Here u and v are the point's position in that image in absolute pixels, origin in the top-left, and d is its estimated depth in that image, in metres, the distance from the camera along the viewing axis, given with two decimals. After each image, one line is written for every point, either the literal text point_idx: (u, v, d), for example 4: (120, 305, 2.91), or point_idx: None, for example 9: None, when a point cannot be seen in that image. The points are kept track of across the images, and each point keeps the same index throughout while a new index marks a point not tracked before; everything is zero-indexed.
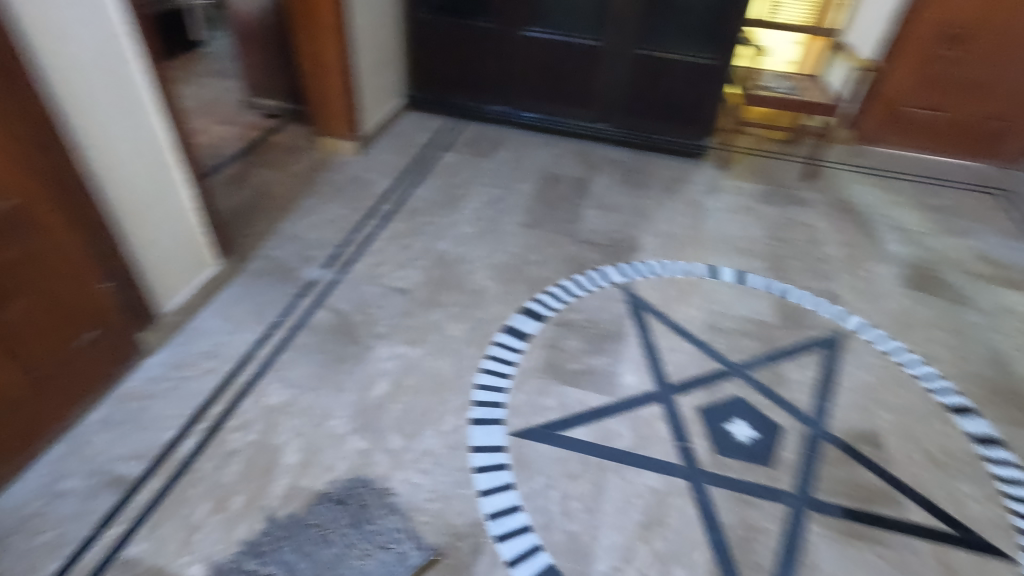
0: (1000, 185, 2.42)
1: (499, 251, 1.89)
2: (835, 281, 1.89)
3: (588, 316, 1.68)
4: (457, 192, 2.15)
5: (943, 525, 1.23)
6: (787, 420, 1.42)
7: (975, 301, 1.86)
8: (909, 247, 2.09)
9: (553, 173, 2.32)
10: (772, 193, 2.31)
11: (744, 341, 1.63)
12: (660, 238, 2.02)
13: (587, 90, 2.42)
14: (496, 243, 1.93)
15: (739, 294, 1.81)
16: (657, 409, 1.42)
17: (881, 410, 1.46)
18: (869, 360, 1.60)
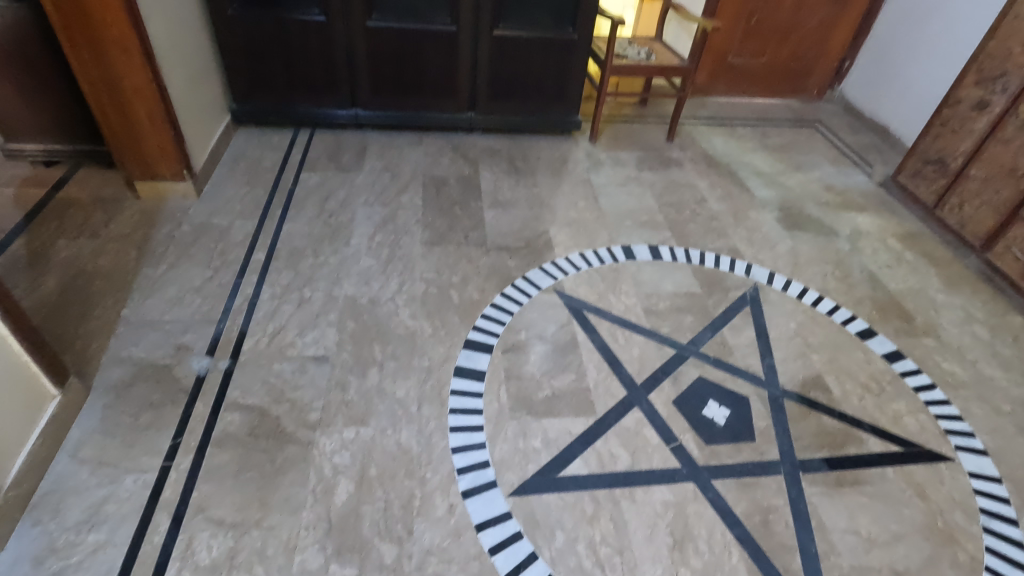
0: (812, 120, 2.86)
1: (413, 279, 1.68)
2: (732, 236, 2.00)
3: (534, 332, 1.56)
4: (341, 218, 1.87)
5: (895, 446, 1.38)
6: (748, 388, 1.48)
7: (837, 229, 2.10)
8: (774, 189, 2.29)
9: (435, 176, 2.12)
10: (648, 159, 2.38)
11: (684, 318, 1.66)
12: (569, 227, 1.96)
13: (449, 79, 2.21)
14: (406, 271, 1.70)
15: (660, 269, 1.83)
16: (638, 415, 1.38)
17: (812, 352, 1.60)
18: (786, 307, 1.73)
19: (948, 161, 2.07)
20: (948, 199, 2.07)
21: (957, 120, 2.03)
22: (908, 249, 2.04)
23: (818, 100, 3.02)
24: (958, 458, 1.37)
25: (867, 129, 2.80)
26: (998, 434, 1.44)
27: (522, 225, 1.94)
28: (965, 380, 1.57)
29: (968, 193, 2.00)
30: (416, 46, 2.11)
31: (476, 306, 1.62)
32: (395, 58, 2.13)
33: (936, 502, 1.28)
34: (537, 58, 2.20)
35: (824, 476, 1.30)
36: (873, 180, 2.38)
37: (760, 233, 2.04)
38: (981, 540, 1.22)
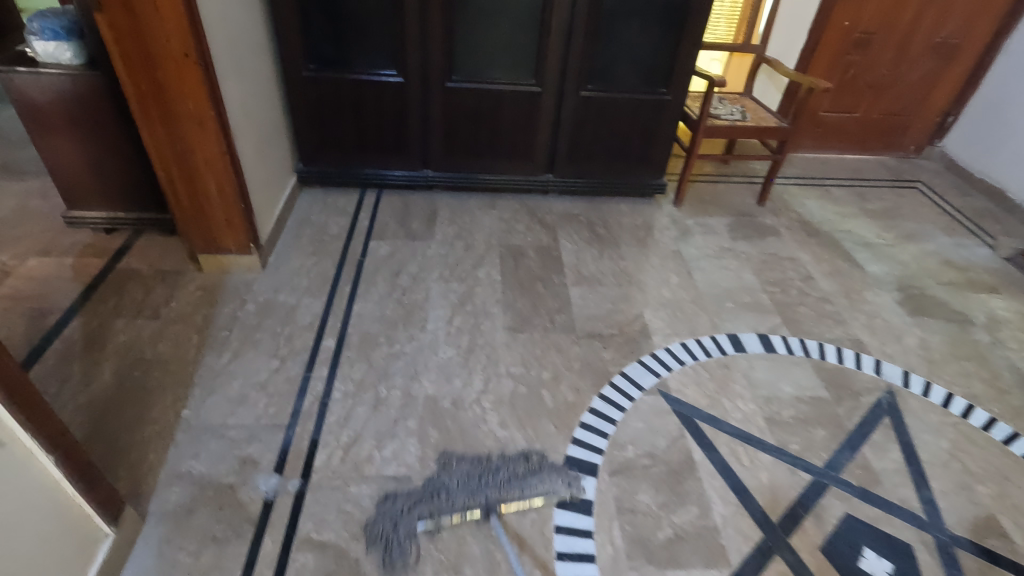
0: (913, 180, 2.61)
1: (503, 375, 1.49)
2: (850, 323, 1.76)
3: (642, 447, 1.35)
4: (415, 297, 1.70)
5: None
6: (907, 531, 1.23)
7: (970, 315, 1.84)
8: (887, 264, 2.04)
9: (512, 246, 1.95)
10: (740, 226, 2.17)
11: (814, 432, 1.42)
12: (665, 309, 1.75)
13: (527, 141, 2.06)
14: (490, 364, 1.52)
15: (775, 365, 1.60)
16: (780, 568, 1.15)
17: (976, 482, 1.34)
18: (931, 419, 1.48)
19: None
20: None
21: None
22: None
23: (915, 156, 2.77)
24: None
25: (977, 191, 2.53)
26: None
27: (612, 307, 1.74)
28: None
29: None
30: (496, 106, 1.96)
31: (573, 410, 1.41)
32: (472, 119, 1.99)
33: None
34: (624, 119, 2.03)
35: None
36: (998, 255, 2.12)
37: (882, 319, 1.79)
38: None
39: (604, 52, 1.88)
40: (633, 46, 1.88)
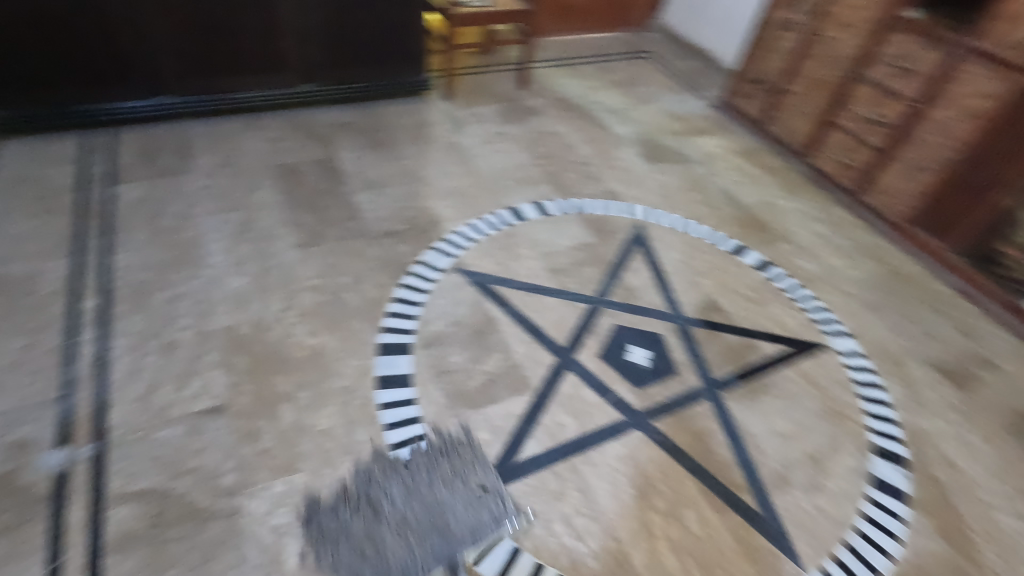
0: (643, 51, 2.98)
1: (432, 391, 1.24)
2: (606, 179, 2.05)
3: (448, 319, 1.48)
4: (186, 235, 1.57)
5: (785, 346, 1.56)
6: (658, 325, 1.57)
7: (692, 155, 2.26)
8: (630, 124, 2.38)
9: (287, 165, 1.86)
10: (507, 111, 2.32)
11: (586, 271, 1.69)
12: (451, 197, 1.86)
13: (275, 51, 1.94)
14: None
15: (551, 226, 1.82)
16: (572, 378, 1.40)
17: (701, 278, 1.73)
18: (669, 240, 1.84)
19: (767, 79, 2.29)
20: (773, 114, 2.30)
21: (770, 40, 2.25)
22: (750, 164, 2.25)
23: (644, 31, 3.16)
24: (832, 344, 1.59)
25: (691, 55, 3.00)
26: (852, 315, 1.69)
27: (401, 204, 1.80)
28: (818, 274, 1.82)
29: (788, 107, 2.22)
30: (226, 14, 1.81)
31: (379, 304, 1.48)
32: (203, 32, 1.81)
33: (826, 385, 1.48)
34: (371, 16, 2.01)
35: (739, 389, 1.43)
36: (708, 104, 2.58)
37: (630, 171, 2.11)
38: (861, 407, 1.44)
39: None
40: None
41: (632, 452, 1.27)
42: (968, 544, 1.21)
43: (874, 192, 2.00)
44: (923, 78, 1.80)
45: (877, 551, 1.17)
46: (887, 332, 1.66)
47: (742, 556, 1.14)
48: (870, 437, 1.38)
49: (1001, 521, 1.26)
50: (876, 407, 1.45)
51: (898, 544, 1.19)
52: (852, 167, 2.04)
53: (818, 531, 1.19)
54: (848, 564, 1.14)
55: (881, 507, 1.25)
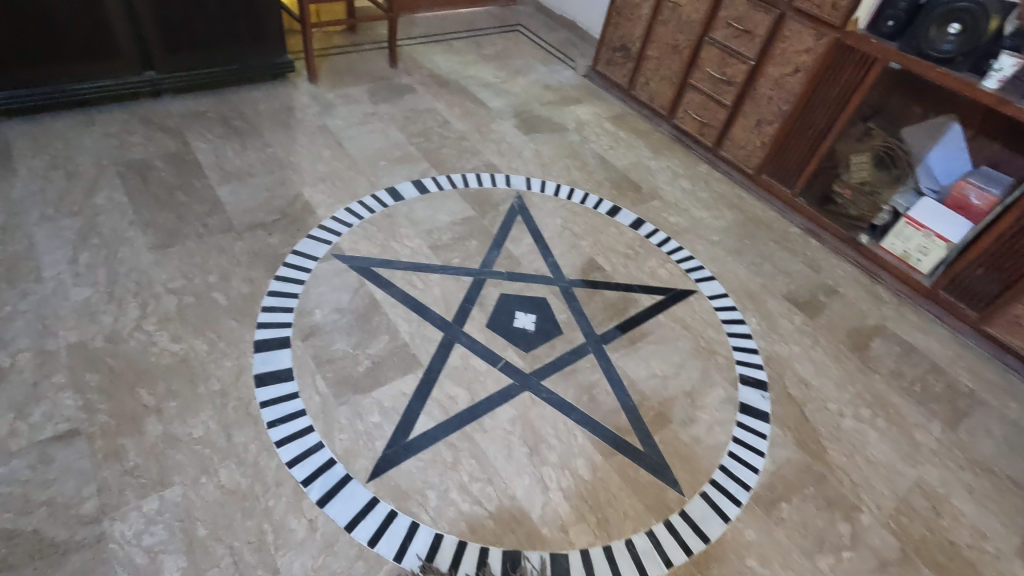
0: (514, 24, 3.00)
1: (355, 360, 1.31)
2: (484, 152, 2.06)
3: (329, 306, 1.43)
4: (14, 248, 1.39)
5: (660, 295, 1.67)
6: (542, 289, 1.62)
7: (566, 124, 2.32)
8: (505, 97, 2.40)
9: (132, 161, 1.69)
10: (378, 90, 2.25)
11: (469, 244, 1.70)
12: (323, 182, 1.78)
13: (101, 34, 1.73)
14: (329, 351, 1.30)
15: (430, 203, 1.81)
16: (460, 350, 1.41)
17: (580, 240, 1.79)
18: (549, 206, 1.89)
19: (629, 46, 2.38)
20: (637, 79, 2.41)
21: (628, 9, 2.33)
22: (621, 128, 2.35)
23: (514, 4, 3.18)
24: (700, 288, 1.73)
25: (560, 26, 3.06)
26: (716, 260, 1.84)
27: (269, 194, 1.70)
28: (686, 227, 1.95)
29: (649, 72, 2.34)
30: None
31: (251, 300, 1.40)
32: (2, 15, 1.57)
33: (697, 327, 1.60)
34: None
35: (620, 340, 1.52)
36: (578, 73, 2.66)
37: (507, 142, 2.14)
38: (728, 342, 1.58)
39: None
40: None
41: (524, 413, 1.31)
42: (819, 448, 1.38)
43: (730, 147, 2.15)
44: (759, 39, 1.93)
45: (749, 459, 1.31)
46: (748, 272, 1.83)
47: (630, 491, 1.22)
48: (736, 368, 1.52)
49: (844, 424, 1.44)
50: (741, 341, 1.59)
51: (763, 459, 1.32)
52: (709, 125, 2.19)
53: (695, 457, 1.30)
54: (722, 483, 1.26)
55: (748, 428, 1.38)
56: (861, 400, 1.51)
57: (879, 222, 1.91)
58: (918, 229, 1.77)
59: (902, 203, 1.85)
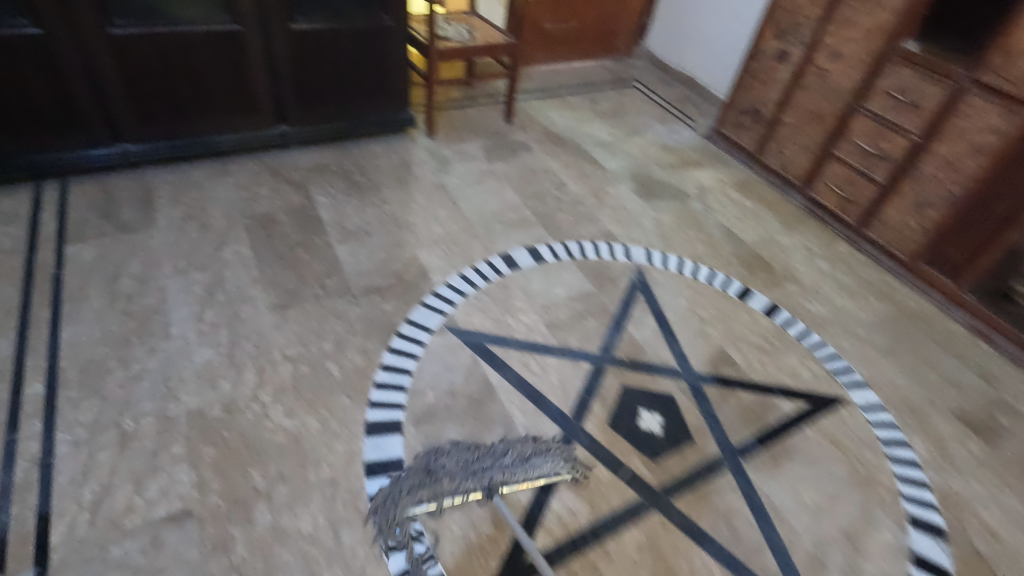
0: (628, 78, 2.91)
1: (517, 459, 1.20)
2: (601, 219, 1.95)
3: (442, 387, 1.34)
4: (147, 301, 1.41)
5: (803, 402, 1.46)
6: (668, 384, 1.45)
7: (687, 190, 2.17)
8: (622, 158, 2.29)
9: (259, 215, 1.71)
10: (494, 147, 2.21)
11: (587, 324, 1.57)
12: (438, 246, 1.73)
13: (244, 91, 1.79)
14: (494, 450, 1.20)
15: (546, 274, 1.71)
16: (581, 452, 1.27)
17: (709, 327, 1.62)
18: (672, 285, 1.74)
19: (761, 110, 2.22)
20: (768, 145, 2.23)
21: (764, 71, 2.18)
22: (747, 197, 2.18)
23: (628, 58, 3.10)
24: (851, 397, 1.50)
25: (676, 81, 2.94)
26: (868, 362, 1.61)
27: (386, 256, 1.66)
28: (828, 317, 1.73)
29: (784, 139, 2.16)
30: (188, 55, 1.65)
31: (365, 374, 1.34)
32: (161, 74, 1.65)
33: (849, 446, 1.38)
34: (351, 53, 1.86)
35: (760, 456, 1.33)
36: (698, 134, 2.51)
37: (625, 209, 2.02)
38: (890, 469, 1.35)
39: None
40: None
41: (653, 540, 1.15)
42: None
43: (880, 228, 1.92)
44: (927, 113, 1.72)
45: None
46: (907, 380, 1.58)
47: None
48: (902, 505, 1.28)
49: None
50: (905, 469, 1.35)
51: None
52: (853, 201, 1.97)
53: None
54: None
55: None
56: None
57: None
58: None
59: None
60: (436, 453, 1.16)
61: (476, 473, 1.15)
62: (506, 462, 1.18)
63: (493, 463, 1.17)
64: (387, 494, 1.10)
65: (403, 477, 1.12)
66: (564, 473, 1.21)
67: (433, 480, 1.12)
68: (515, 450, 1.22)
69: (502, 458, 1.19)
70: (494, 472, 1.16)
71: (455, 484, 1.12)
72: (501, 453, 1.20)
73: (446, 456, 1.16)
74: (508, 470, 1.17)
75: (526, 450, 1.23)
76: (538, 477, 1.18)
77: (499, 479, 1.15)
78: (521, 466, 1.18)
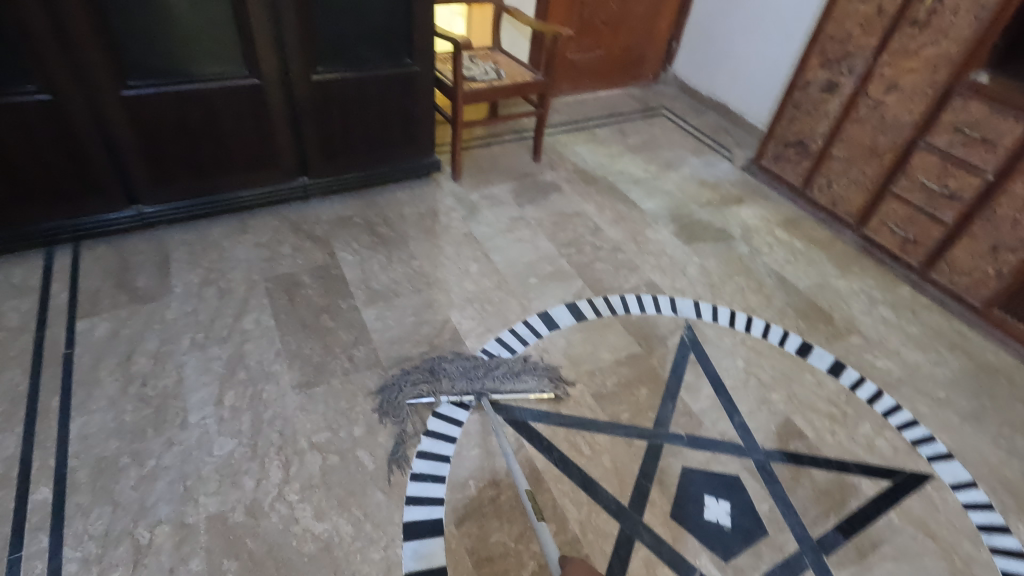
0: (657, 107, 2.79)
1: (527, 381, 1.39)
2: (642, 267, 1.82)
3: (485, 476, 1.22)
4: (163, 383, 1.31)
5: (885, 480, 1.31)
6: (733, 462, 1.31)
7: (730, 230, 2.04)
8: (658, 196, 2.16)
9: (281, 276, 1.61)
10: (523, 189, 2.10)
11: (637, 392, 1.44)
12: (471, 305, 1.61)
13: (264, 146, 1.70)
14: (496, 372, 1.40)
15: (588, 333, 1.58)
16: (643, 552, 1.13)
17: (770, 392, 1.48)
18: (725, 342, 1.60)
19: (808, 143, 2.08)
20: (815, 180, 2.09)
21: (811, 103, 2.04)
22: (796, 237, 2.03)
23: (656, 84, 2.98)
24: (937, 472, 1.34)
25: (707, 108, 2.81)
26: (950, 429, 1.45)
27: (416, 319, 1.55)
28: (900, 376, 1.57)
29: (834, 174, 2.01)
30: (206, 113, 1.56)
31: (399, 462, 1.22)
32: (178, 134, 1.56)
33: (944, 535, 1.23)
34: (375, 102, 1.76)
35: (844, 551, 1.18)
36: (736, 166, 2.38)
37: (667, 255, 1.89)
38: (993, 564, 1.19)
39: (325, 29, 1.56)
40: (358, 17, 1.58)
41: None
42: None
43: (948, 272, 1.77)
44: (1002, 152, 1.57)
45: None
46: (997, 449, 1.42)
47: None
48: None
49: None
50: (1011, 563, 1.19)
51: None
52: (916, 242, 1.82)
53: None
54: None
55: None
56: None
57: None
58: None
59: None
60: (439, 360, 1.42)
61: (474, 383, 1.36)
62: (493, 369, 1.41)
63: (484, 373, 1.40)
64: (393, 380, 1.36)
65: (407, 372, 1.38)
66: (548, 390, 1.40)
67: (428, 377, 1.37)
68: (508, 364, 1.44)
69: (490, 365, 1.42)
70: (486, 379, 1.38)
71: (450, 387, 1.35)
72: (494, 367, 1.41)
73: (446, 362, 1.42)
74: (497, 379, 1.39)
75: (512, 363, 1.44)
76: (523, 391, 1.38)
77: (490, 387, 1.37)
78: (512, 380, 1.39)
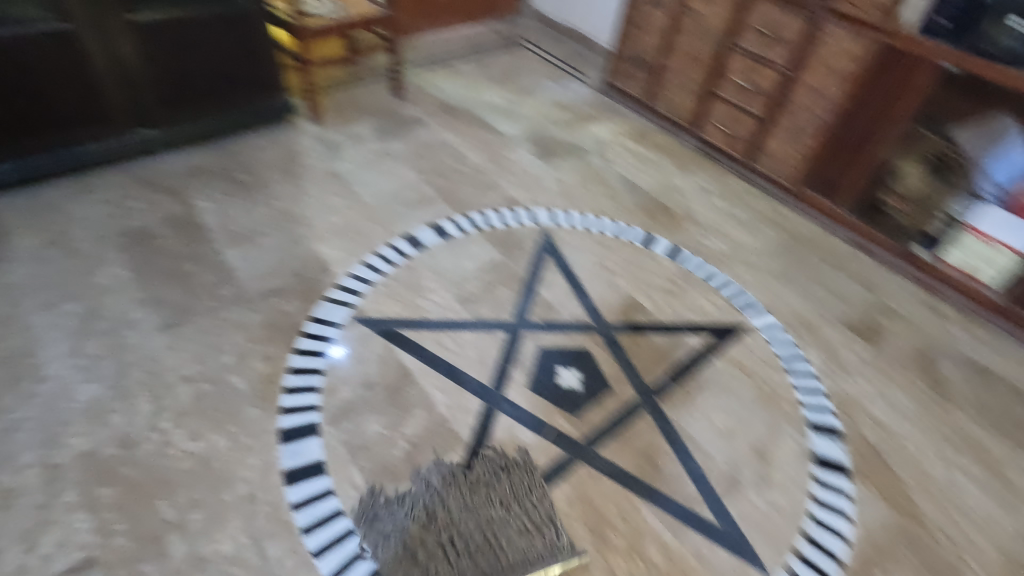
0: (517, 38, 2.87)
1: (555, 538, 1.10)
2: (503, 185, 1.94)
3: (356, 381, 1.31)
4: (13, 344, 1.28)
5: (709, 334, 1.54)
6: (583, 339, 1.49)
7: (585, 145, 2.19)
8: (518, 121, 2.27)
9: (133, 230, 1.58)
10: (385, 125, 2.13)
11: (499, 293, 1.57)
12: (337, 236, 1.66)
13: (92, 97, 1.62)
14: (514, 522, 1.12)
15: (452, 249, 1.68)
16: (504, 420, 1.29)
17: (617, 278, 1.66)
18: (578, 242, 1.77)
19: (646, 58, 2.25)
20: (655, 92, 2.27)
21: (643, 19, 2.20)
22: (643, 146, 2.22)
23: (517, 17, 3.05)
24: (752, 322, 1.59)
25: (565, 36, 2.92)
26: (764, 287, 1.71)
27: (281, 254, 1.58)
28: (727, 251, 1.81)
29: (669, 84, 2.20)
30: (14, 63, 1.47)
31: (272, 381, 1.28)
32: None
33: (754, 368, 1.47)
34: (208, 42, 1.72)
35: (674, 393, 1.39)
36: (591, 88, 2.52)
37: (526, 173, 2.01)
38: (790, 384, 1.45)
39: None
40: None
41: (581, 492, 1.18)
42: (908, 504, 1.25)
43: (765, 159, 2.02)
44: (791, 44, 1.80)
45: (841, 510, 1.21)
46: (801, 298, 1.69)
47: None
48: (804, 414, 1.39)
49: (931, 472, 1.32)
50: (804, 381, 1.46)
51: (849, 521, 1.20)
52: (739, 137, 2.05)
53: (775, 529, 1.18)
54: (809, 557, 1.14)
55: (829, 486, 1.25)
56: (944, 440, 1.38)
57: (933, 230, 1.78)
58: (981, 239, 1.66)
59: (960, 211, 1.72)
60: (437, 485, 1.16)
61: (479, 542, 1.09)
62: (493, 504, 1.15)
63: (486, 509, 1.14)
64: (375, 519, 1.09)
65: (395, 505, 1.12)
66: (576, 552, 1.10)
67: (416, 514, 1.11)
68: (516, 504, 1.15)
69: (491, 492, 1.16)
70: (495, 533, 1.10)
71: (450, 553, 1.07)
72: (496, 514, 1.13)
73: (445, 496, 1.15)
74: (502, 527, 1.11)
75: (517, 491, 1.17)
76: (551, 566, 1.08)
77: (503, 559, 1.08)
78: (524, 536, 1.11)
